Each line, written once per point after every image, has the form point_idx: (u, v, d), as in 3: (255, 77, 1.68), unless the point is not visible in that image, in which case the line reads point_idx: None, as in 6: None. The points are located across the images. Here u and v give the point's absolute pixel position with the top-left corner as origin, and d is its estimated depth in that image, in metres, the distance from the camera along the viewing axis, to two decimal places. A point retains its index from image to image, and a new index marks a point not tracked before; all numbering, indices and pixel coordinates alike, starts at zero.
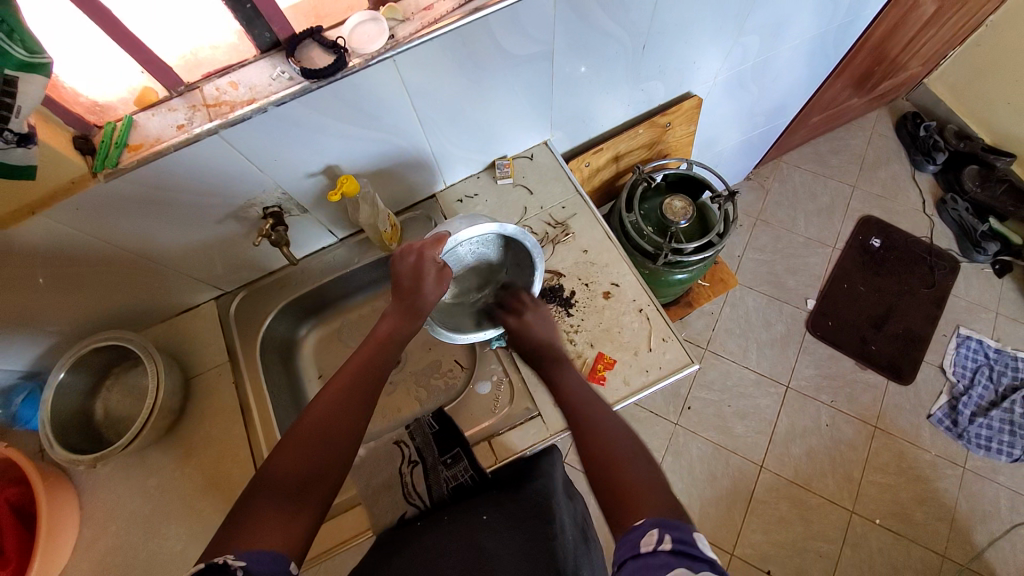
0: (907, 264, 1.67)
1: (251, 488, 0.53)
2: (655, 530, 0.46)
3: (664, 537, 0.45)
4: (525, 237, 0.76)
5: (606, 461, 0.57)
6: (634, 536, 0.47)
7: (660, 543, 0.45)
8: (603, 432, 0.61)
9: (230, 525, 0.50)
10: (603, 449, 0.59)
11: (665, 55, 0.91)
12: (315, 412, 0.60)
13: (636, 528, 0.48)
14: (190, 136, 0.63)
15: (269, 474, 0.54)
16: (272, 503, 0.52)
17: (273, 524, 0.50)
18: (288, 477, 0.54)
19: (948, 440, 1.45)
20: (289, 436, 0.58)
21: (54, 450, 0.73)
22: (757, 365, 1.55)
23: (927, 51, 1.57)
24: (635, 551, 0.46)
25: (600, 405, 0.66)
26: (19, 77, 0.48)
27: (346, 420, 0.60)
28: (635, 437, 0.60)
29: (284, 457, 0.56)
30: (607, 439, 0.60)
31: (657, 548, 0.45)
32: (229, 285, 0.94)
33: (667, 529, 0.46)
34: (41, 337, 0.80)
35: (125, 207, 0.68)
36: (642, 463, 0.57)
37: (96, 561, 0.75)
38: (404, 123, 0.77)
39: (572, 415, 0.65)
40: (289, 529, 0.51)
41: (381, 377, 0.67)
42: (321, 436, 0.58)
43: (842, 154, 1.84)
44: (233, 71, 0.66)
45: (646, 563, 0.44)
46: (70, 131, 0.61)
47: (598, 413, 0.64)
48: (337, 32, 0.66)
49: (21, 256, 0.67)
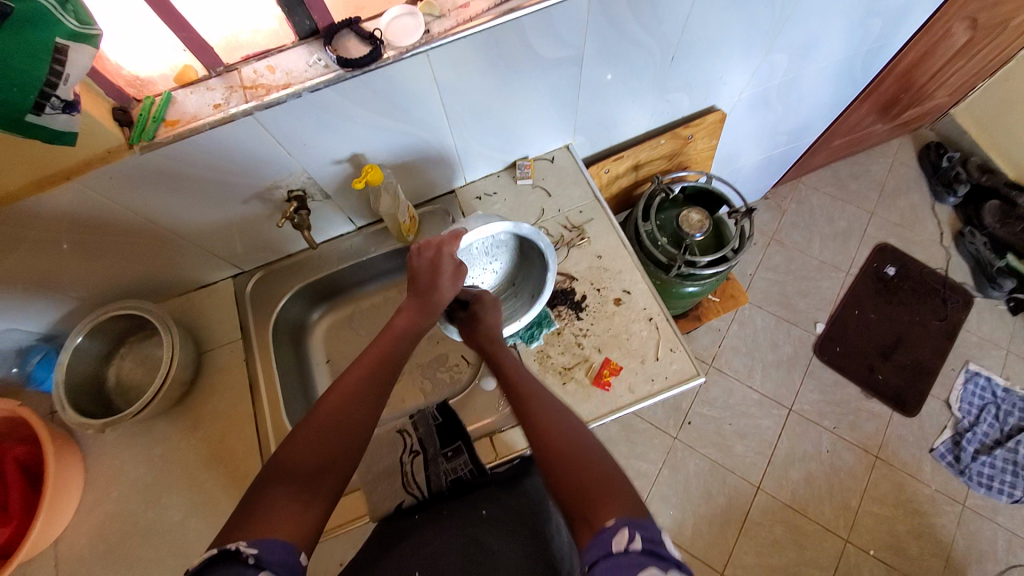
0: (920, 294, 1.66)
1: (263, 476, 0.54)
2: (625, 530, 0.44)
3: (635, 537, 0.43)
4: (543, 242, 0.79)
5: (569, 457, 0.54)
6: (604, 535, 0.44)
7: (631, 543, 0.43)
8: (562, 425, 0.59)
9: (242, 514, 0.49)
10: (571, 444, 0.56)
11: (692, 67, 0.91)
12: (326, 405, 0.60)
13: (605, 528, 0.45)
14: (227, 115, 0.64)
15: (281, 461, 0.55)
16: (283, 490, 0.52)
17: (286, 510, 0.50)
18: (299, 465, 0.55)
19: (950, 476, 1.43)
20: (301, 427, 0.58)
21: (65, 412, 0.75)
22: (761, 386, 1.54)
23: (954, 83, 1.57)
24: (607, 551, 0.43)
25: (554, 400, 0.63)
26: (70, 46, 0.50)
27: (354, 416, 0.60)
28: (589, 429, 0.59)
29: (297, 448, 0.56)
30: (576, 435, 0.58)
31: (627, 548, 0.42)
32: (247, 265, 0.96)
33: (637, 528, 0.44)
34: (60, 301, 0.82)
35: (153, 181, 0.70)
36: (606, 453, 0.55)
37: (97, 525, 0.77)
38: (431, 117, 0.78)
39: (528, 407, 0.63)
40: (300, 519, 0.50)
41: (391, 377, 0.67)
42: (334, 428, 0.58)
43: (861, 180, 1.83)
44: (271, 56, 0.67)
45: (617, 568, 0.41)
46: (109, 102, 0.63)
47: (557, 407, 0.62)
48: (374, 24, 0.68)
49: (50, 220, 0.68)
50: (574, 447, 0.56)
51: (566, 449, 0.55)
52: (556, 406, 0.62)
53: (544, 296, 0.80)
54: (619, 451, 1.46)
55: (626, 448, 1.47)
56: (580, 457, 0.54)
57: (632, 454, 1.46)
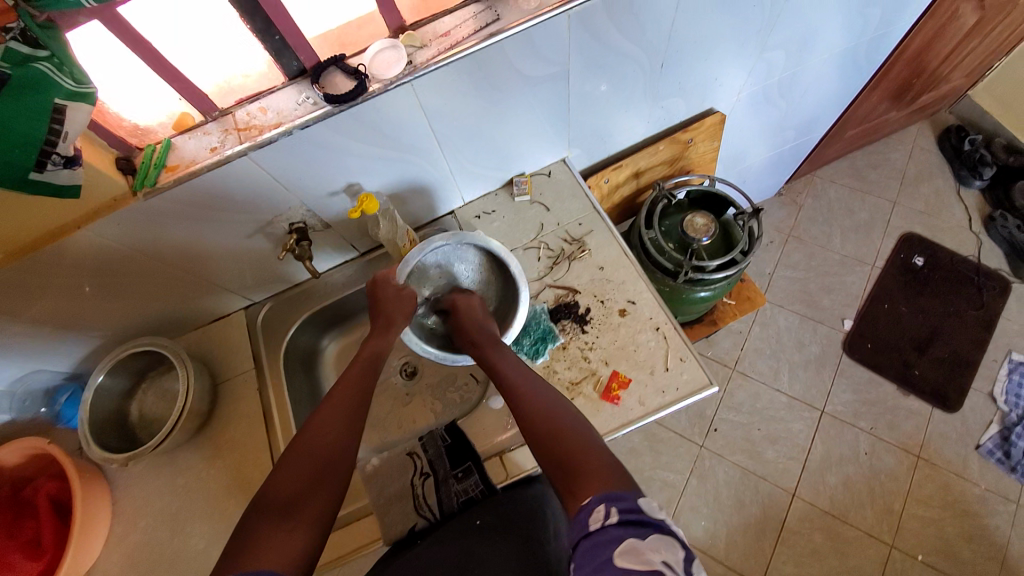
0: (953, 283, 1.58)
1: (249, 509, 0.55)
2: (602, 506, 0.48)
3: (611, 511, 0.48)
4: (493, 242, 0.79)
5: (552, 434, 0.59)
6: (583, 516, 0.49)
7: (607, 517, 0.47)
8: (543, 404, 0.64)
9: (231, 551, 0.51)
10: (552, 426, 0.60)
11: (685, 72, 0.90)
12: (309, 433, 0.62)
13: (583, 508, 0.50)
14: (222, 157, 0.67)
15: (266, 492, 0.56)
16: (265, 523, 0.53)
17: (268, 544, 0.51)
18: (283, 495, 0.56)
19: (999, 475, 1.35)
20: (282, 459, 0.60)
21: (90, 449, 0.78)
22: (789, 388, 1.49)
23: (969, 64, 1.51)
24: (586, 531, 0.48)
25: (540, 381, 0.68)
26: (68, 105, 0.53)
27: (337, 445, 0.62)
28: (572, 407, 0.64)
29: (282, 477, 0.58)
30: (561, 414, 0.62)
31: (606, 524, 0.47)
32: (258, 295, 0.98)
33: (613, 502, 0.49)
34: (86, 340, 0.86)
35: (162, 222, 0.73)
36: (584, 432, 0.60)
37: (125, 555, 0.79)
38: (422, 143, 0.79)
39: (513, 390, 0.67)
40: (283, 550, 0.52)
41: (364, 398, 0.68)
42: (316, 456, 0.60)
43: (881, 169, 1.76)
44: (263, 98, 0.69)
45: (596, 544, 0.46)
46: (114, 153, 0.66)
47: (542, 389, 0.67)
48: (359, 60, 0.69)
49: (70, 267, 0.72)
50: (557, 426, 0.60)
51: (549, 426, 0.61)
52: (538, 389, 0.67)
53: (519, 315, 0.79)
54: (644, 462, 1.43)
55: (651, 459, 1.43)
56: (561, 434, 0.59)
57: (657, 465, 1.42)
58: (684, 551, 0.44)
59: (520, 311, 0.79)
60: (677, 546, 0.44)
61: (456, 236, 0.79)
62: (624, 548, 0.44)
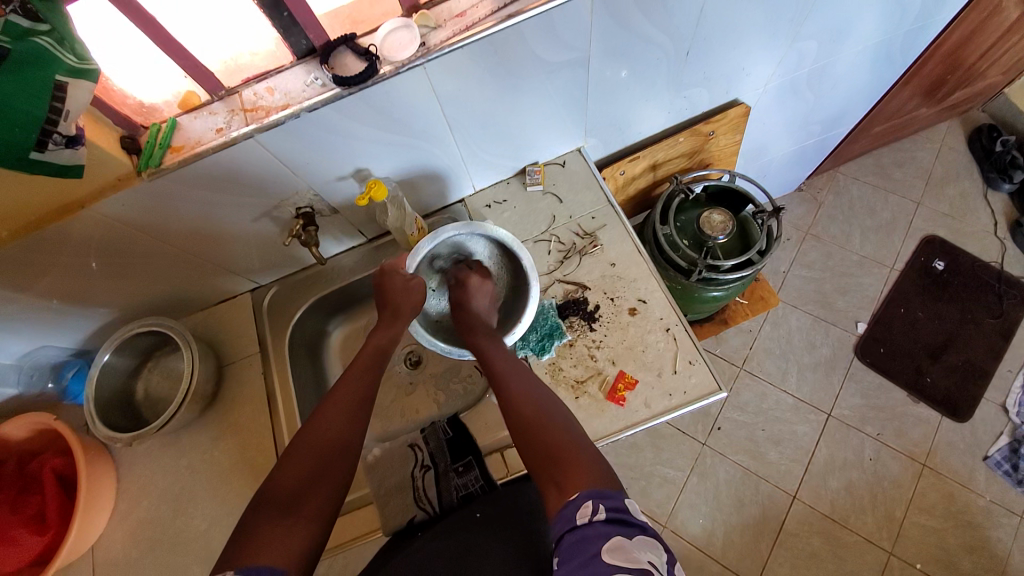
0: (973, 290, 1.54)
1: (254, 503, 0.55)
2: (589, 503, 0.49)
3: (599, 508, 0.48)
4: (507, 235, 0.78)
5: (540, 429, 0.59)
6: (570, 510, 0.49)
7: (595, 514, 0.48)
8: (528, 396, 0.63)
9: (234, 543, 0.51)
10: (538, 418, 0.60)
11: (710, 62, 0.86)
12: (313, 425, 0.61)
13: (571, 502, 0.50)
14: (228, 139, 0.65)
15: (269, 487, 0.56)
16: (267, 518, 0.53)
17: (272, 538, 0.51)
18: (286, 489, 0.56)
19: (1007, 487, 1.33)
20: (290, 449, 0.60)
21: (96, 426, 0.78)
22: (797, 390, 1.47)
23: (1008, 62, 1.44)
24: (572, 524, 0.48)
25: (528, 376, 0.67)
26: (70, 82, 0.51)
27: (341, 437, 0.61)
28: (561, 403, 0.63)
29: (286, 471, 0.57)
30: (549, 408, 0.61)
31: (592, 520, 0.47)
32: (265, 278, 0.97)
33: (601, 500, 0.49)
34: (93, 317, 0.86)
35: (167, 203, 0.71)
36: (572, 427, 0.59)
37: (129, 532, 0.80)
38: (433, 128, 0.77)
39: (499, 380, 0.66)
40: (286, 543, 0.52)
41: (369, 391, 0.67)
42: (320, 449, 0.59)
43: (907, 168, 1.70)
44: (270, 77, 0.67)
45: (584, 538, 0.46)
46: (119, 131, 0.65)
47: (531, 383, 0.66)
48: (370, 39, 0.66)
49: (75, 245, 0.71)
50: (545, 420, 0.60)
51: (534, 419, 0.60)
52: (525, 381, 0.66)
53: (528, 315, 0.77)
54: (645, 457, 1.42)
55: (652, 455, 1.43)
56: (546, 427, 0.59)
57: (658, 461, 1.42)
58: (666, 554, 0.45)
59: (529, 309, 0.77)
60: (659, 547, 0.46)
61: (469, 227, 0.78)
62: (611, 546, 0.44)
